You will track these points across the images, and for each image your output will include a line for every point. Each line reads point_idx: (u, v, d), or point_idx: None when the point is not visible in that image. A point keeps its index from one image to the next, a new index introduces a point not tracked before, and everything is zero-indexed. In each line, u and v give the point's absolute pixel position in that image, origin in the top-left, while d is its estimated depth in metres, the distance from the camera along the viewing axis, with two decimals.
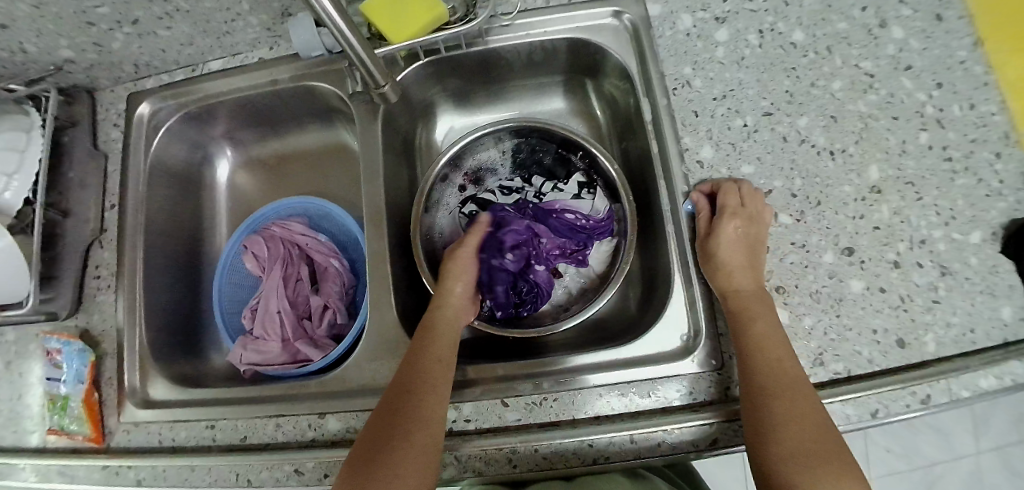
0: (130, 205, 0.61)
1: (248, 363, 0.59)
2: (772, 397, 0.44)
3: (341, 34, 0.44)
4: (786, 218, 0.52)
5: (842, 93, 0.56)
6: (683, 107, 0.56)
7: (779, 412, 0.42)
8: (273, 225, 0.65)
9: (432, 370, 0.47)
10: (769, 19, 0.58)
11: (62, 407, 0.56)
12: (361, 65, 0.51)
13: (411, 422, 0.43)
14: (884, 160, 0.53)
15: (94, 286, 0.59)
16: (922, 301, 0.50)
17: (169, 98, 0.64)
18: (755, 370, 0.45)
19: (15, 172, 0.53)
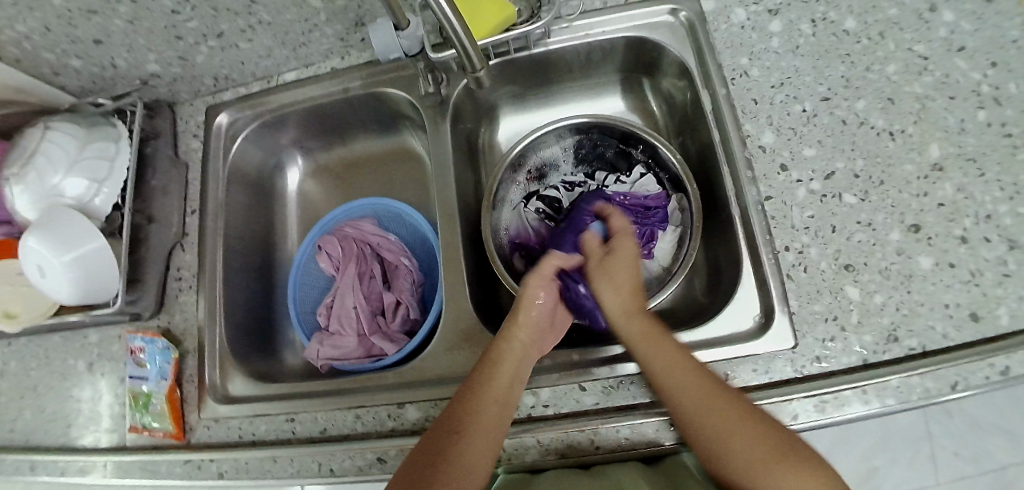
0: (210, 211, 0.65)
1: (324, 358, 0.61)
2: (711, 437, 0.43)
3: (444, 16, 0.43)
4: (850, 198, 0.53)
5: (898, 77, 0.56)
6: (742, 96, 0.57)
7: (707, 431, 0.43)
8: (345, 226, 0.68)
9: (480, 430, 0.45)
10: (820, 9, 0.60)
11: (144, 405, 0.57)
12: (459, 46, 0.49)
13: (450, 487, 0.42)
14: (944, 138, 0.54)
15: (176, 287, 0.63)
16: (992, 275, 0.49)
17: (245, 109, 0.67)
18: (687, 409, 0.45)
19: (105, 179, 0.55)
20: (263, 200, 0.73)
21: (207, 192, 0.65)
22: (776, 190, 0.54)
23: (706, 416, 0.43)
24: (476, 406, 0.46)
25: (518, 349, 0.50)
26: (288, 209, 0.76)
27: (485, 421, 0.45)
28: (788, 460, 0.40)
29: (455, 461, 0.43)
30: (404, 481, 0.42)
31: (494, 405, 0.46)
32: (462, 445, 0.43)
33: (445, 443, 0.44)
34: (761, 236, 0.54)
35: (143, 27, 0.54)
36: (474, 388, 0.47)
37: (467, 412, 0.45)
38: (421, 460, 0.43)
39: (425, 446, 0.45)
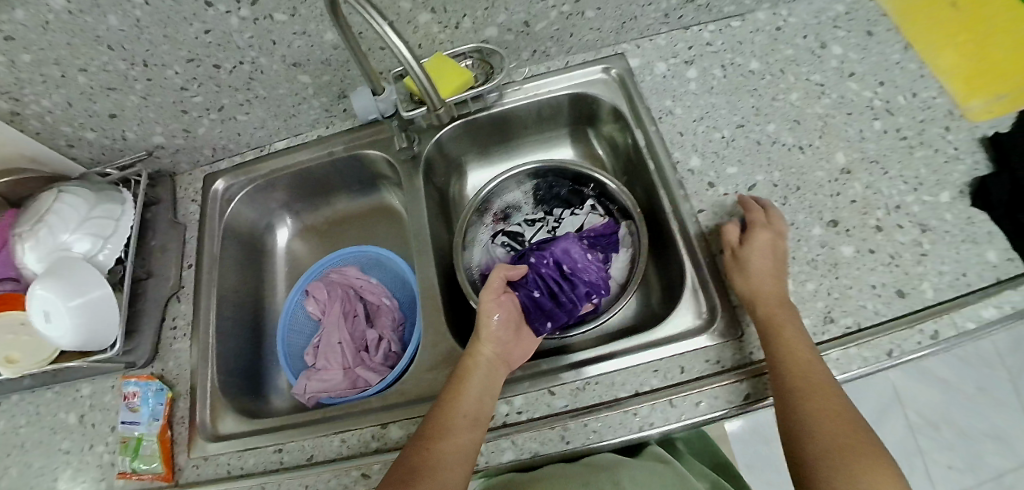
0: (206, 265, 0.71)
1: (311, 392, 0.65)
2: (811, 427, 0.43)
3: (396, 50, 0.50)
4: (772, 203, 0.61)
5: (800, 102, 0.66)
6: (670, 131, 0.67)
7: (805, 422, 0.43)
8: (332, 272, 0.74)
9: (456, 442, 0.48)
10: (728, 56, 0.71)
11: (135, 449, 0.59)
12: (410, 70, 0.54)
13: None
14: (847, 146, 0.63)
15: (170, 335, 0.67)
16: (911, 256, 0.56)
17: (241, 175, 0.76)
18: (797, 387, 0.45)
19: (110, 237, 0.62)
20: (256, 257, 0.80)
21: (202, 248, 0.72)
22: (707, 203, 0.62)
23: (803, 391, 0.45)
24: (453, 419, 0.49)
25: (488, 363, 0.54)
26: (278, 266, 0.82)
27: (460, 431, 0.49)
28: (854, 442, 0.42)
29: (434, 470, 0.46)
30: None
31: (466, 418, 0.50)
32: (441, 456, 0.47)
33: (423, 453, 0.47)
34: (699, 242, 0.60)
35: (155, 103, 0.63)
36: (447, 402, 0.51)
37: (442, 423, 0.49)
38: (402, 470, 0.46)
39: (404, 459, 0.48)
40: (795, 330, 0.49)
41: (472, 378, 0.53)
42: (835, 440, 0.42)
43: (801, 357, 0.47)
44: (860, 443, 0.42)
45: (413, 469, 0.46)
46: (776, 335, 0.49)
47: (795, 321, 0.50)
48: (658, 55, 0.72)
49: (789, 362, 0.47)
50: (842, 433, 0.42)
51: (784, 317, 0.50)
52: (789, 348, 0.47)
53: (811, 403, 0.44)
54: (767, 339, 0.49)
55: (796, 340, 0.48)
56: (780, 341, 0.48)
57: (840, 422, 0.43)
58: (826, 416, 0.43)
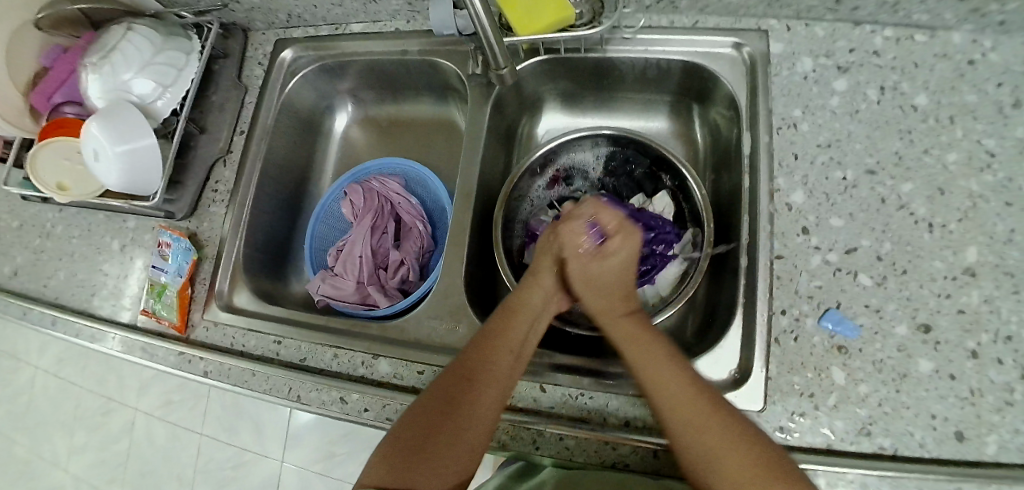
0: (257, 135, 0.69)
1: (321, 295, 0.63)
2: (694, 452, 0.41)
3: None
4: (865, 278, 0.52)
5: (955, 167, 0.53)
6: (783, 148, 0.55)
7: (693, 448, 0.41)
8: (373, 178, 0.69)
9: (487, 387, 0.46)
10: (894, 77, 0.56)
11: (159, 293, 0.63)
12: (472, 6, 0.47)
13: (458, 441, 0.43)
14: (985, 243, 0.51)
15: (209, 197, 0.68)
16: (993, 400, 0.48)
17: (310, 49, 0.71)
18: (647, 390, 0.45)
19: (170, 85, 0.62)
20: (309, 138, 0.77)
21: (257, 116, 0.69)
22: (789, 250, 0.53)
23: (671, 407, 0.43)
24: (479, 365, 0.47)
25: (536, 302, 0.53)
26: (332, 153, 0.80)
27: (490, 378, 0.46)
28: (740, 453, 0.39)
29: (464, 412, 0.44)
30: (408, 433, 0.44)
31: (494, 358, 0.47)
32: (471, 398, 0.45)
33: (455, 394, 0.45)
34: (762, 292, 0.53)
35: None
36: (483, 344, 0.48)
37: (473, 367, 0.47)
38: (428, 407, 0.45)
39: (428, 398, 0.46)
40: (658, 343, 0.48)
41: (513, 322, 0.51)
42: (734, 476, 0.39)
43: (660, 373, 0.45)
44: (750, 461, 0.39)
45: (445, 409, 0.44)
46: (641, 356, 0.47)
47: (652, 336, 0.48)
48: (808, 48, 0.58)
49: (647, 377, 0.45)
50: (744, 465, 0.39)
51: (621, 327, 0.51)
52: (652, 374, 0.45)
53: (686, 428, 0.42)
54: (628, 350, 0.49)
55: (652, 351, 0.47)
56: (648, 376, 0.45)
57: (745, 443, 0.40)
58: (710, 436, 0.41)
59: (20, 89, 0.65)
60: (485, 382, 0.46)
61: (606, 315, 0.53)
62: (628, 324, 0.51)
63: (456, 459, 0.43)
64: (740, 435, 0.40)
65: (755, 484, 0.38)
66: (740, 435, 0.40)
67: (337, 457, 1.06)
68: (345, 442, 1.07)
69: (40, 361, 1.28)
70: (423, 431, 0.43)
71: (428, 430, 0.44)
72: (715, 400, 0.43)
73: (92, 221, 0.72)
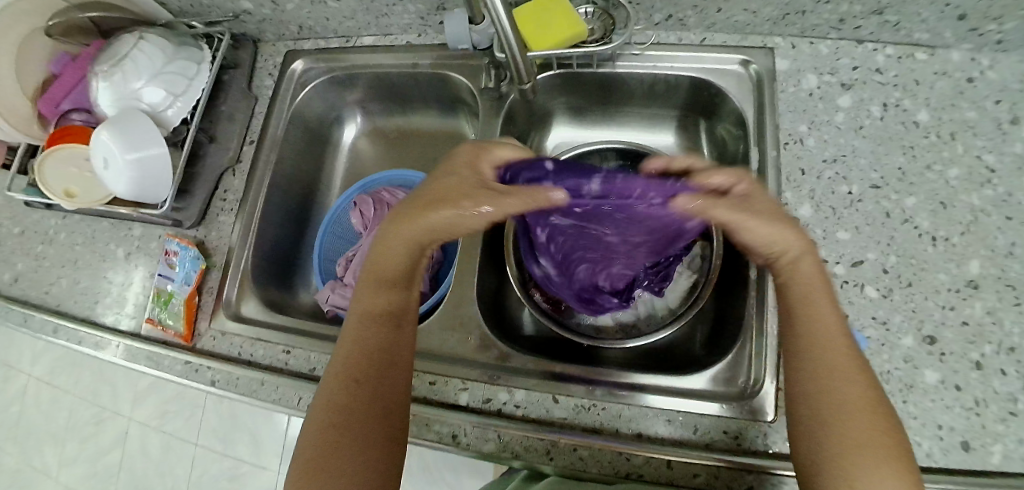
0: (267, 145, 0.69)
1: (332, 305, 0.64)
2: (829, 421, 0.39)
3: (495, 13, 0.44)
4: (872, 291, 0.53)
5: (957, 183, 0.55)
6: (791, 162, 0.56)
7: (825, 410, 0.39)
8: (383, 189, 0.69)
9: (393, 370, 0.45)
10: (896, 95, 0.58)
11: (165, 302, 0.62)
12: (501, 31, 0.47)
13: (361, 426, 0.42)
14: (987, 256, 0.53)
15: (219, 207, 0.68)
16: (997, 410, 0.49)
17: (320, 61, 0.71)
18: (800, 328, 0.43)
19: (180, 95, 0.62)
20: (317, 147, 0.77)
21: (267, 126, 0.70)
22: None
23: (819, 369, 0.41)
24: (385, 348, 0.45)
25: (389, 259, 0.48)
26: (339, 163, 0.80)
27: (377, 353, 0.45)
28: (864, 440, 0.37)
29: (371, 403, 0.43)
30: (324, 425, 0.42)
31: (390, 336, 0.46)
32: (378, 382, 0.44)
33: (361, 382, 0.44)
34: (772, 305, 0.53)
35: None
36: (375, 323, 0.46)
37: (371, 352, 0.45)
38: (341, 396, 0.43)
39: (341, 387, 0.44)
40: (826, 290, 0.43)
41: (372, 296, 0.48)
42: (873, 447, 0.37)
43: (830, 327, 0.42)
44: (887, 441, 0.37)
45: (359, 400, 0.43)
46: (801, 307, 0.43)
47: (826, 286, 0.43)
48: (812, 65, 0.60)
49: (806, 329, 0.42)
50: (879, 441, 0.37)
51: (806, 265, 0.43)
52: (811, 323, 0.42)
53: (816, 386, 0.40)
54: (794, 290, 0.44)
55: (824, 312, 0.43)
56: (809, 323, 0.43)
57: (877, 427, 0.38)
58: (863, 423, 0.38)
59: (30, 96, 0.65)
60: (379, 373, 0.44)
61: (775, 256, 0.44)
62: (806, 266, 0.43)
63: (370, 443, 0.42)
64: (874, 403, 0.39)
65: (853, 458, 0.37)
66: (866, 398, 0.39)
67: None
68: None
69: (34, 370, 1.26)
70: (339, 426, 0.42)
71: (342, 423, 0.42)
72: (856, 362, 0.41)
73: (98, 229, 0.71)
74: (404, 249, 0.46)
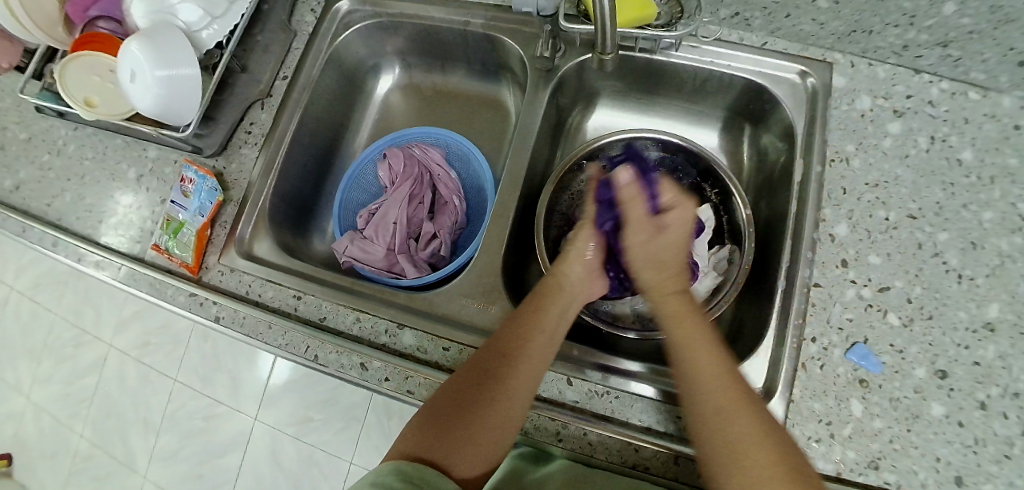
0: (301, 83, 0.66)
1: (349, 256, 0.61)
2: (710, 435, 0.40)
3: None
4: (893, 318, 0.53)
5: (990, 225, 0.55)
6: (834, 180, 0.56)
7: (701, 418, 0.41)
8: (415, 146, 0.67)
9: (526, 365, 0.44)
10: (945, 129, 0.58)
11: (175, 231, 0.61)
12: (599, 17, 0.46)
13: (494, 420, 0.42)
14: (1007, 301, 0.53)
15: (242, 139, 0.65)
16: (993, 450, 0.50)
17: (367, 4, 0.68)
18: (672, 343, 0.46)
19: (219, 17, 0.60)
20: (349, 94, 0.75)
21: (303, 63, 0.67)
22: (826, 280, 0.54)
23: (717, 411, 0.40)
24: (528, 346, 0.45)
25: (574, 287, 0.52)
26: (369, 115, 0.78)
27: (535, 357, 0.45)
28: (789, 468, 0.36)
29: (496, 392, 0.42)
30: (444, 400, 0.43)
31: (539, 343, 0.45)
32: (513, 377, 0.43)
33: (495, 370, 0.44)
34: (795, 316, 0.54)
35: None
36: (528, 318, 0.47)
37: (517, 342, 0.45)
38: (468, 380, 0.44)
39: (469, 368, 0.45)
40: (698, 322, 0.46)
41: (545, 312, 0.48)
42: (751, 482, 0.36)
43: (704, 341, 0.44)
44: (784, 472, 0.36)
45: (484, 381, 0.43)
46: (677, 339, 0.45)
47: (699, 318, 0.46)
48: (869, 87, 0.59)
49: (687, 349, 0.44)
50: (758, 467, 0.37)
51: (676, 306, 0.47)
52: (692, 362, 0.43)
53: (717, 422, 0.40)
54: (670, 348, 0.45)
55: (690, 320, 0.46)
56: (688, 364, 0.43)
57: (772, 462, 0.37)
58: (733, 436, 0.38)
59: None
60: (516, 374, 0.43)
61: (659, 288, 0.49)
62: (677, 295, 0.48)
63: (482, 442, 0.41)
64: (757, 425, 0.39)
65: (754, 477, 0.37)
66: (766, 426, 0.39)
67: (312, 422, 1.03)
68: (324, 407, 1.03)
69: (16, 283, 1.21)
70: (459, 406, 0.42)
71: (467, 401, 0.42)
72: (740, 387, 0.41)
73: (111, 146, 0.68)
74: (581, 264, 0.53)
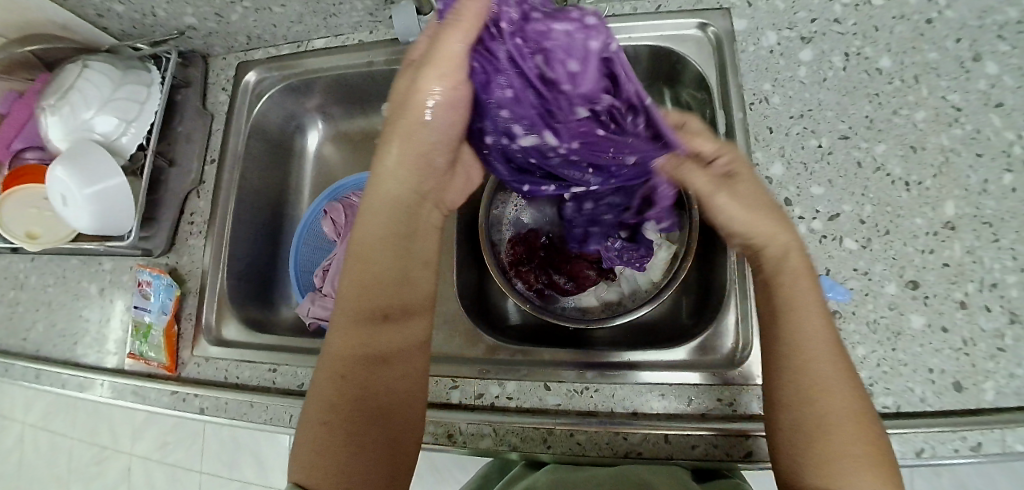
0: (229, 163, 0.68)
1: (313, 317, 0.62)
2: (826, 428, 0.36)
3: None
4: (851, 243, 0.52)
5: (925, 125, 0.54)
6: (758, 122, 0.56)
7: (825, 429, 0.36)
8: (353, 195, 0.68)
9: (396, 324, 0.42)
10: (856, 43, 0.58)
11: (145, 334, 0.63)
12: None
13: (394, 402, 0.41)
14: (962, 196, 0.52)
15: (187, 230, 0.67)
16: (985, 347, 0.49)
17: (274, 70, 0.70)
18: (796, 326, 0.39)
19: (134, 120, 0.61)
20: (281, 159, 0.76)
21: (226, 144, 0.68)
22: None
23: (818, 392, 0.37)
24: (379, 342, 0.41)
25: (397, 193, 0.43)
26: (306, 173, 0.79)
27: (402, 314, 0.43)
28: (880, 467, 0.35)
29: (384, 369, 0.41)
30: (332, 420, 0.38)
31: (391, 328, 0.42)
32: (384, 364, 0.41)
33: (364, 360, 0.40)
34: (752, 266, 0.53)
35: None
36: (364, 272, 0.42)
37: (370, 329, 0.41)
38: (338, 379, 0.39)
39: (337, 371, 0.40)
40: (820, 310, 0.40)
41: (384, 252, 0.43)
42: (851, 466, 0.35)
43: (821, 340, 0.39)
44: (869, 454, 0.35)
45: (355, 381, 0.40)
46: (796, 315, 0.40)
47: (813, 292, 0.41)
48: (770, 22, 0.59)
49: (805, 341, 0.39)
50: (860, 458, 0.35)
51: (803, 299, 0.40)
52: (801, 327, 0.39)
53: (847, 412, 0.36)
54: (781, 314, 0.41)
55: (808, 311, 0.40)
56: (802, 337, 0.39)
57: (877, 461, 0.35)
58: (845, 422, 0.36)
59: None
60: (391, 344, 0.42)
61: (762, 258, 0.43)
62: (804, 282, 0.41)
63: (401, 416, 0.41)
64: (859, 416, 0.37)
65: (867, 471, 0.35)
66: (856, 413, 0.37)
67: None
68: None
69: (31, 418, 1.23)
70: (357, 412, 0.39)
71: (352, 400, 0.39)
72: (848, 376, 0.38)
73: (68, 268, 0.70)
74: (400, 180, 0.43)
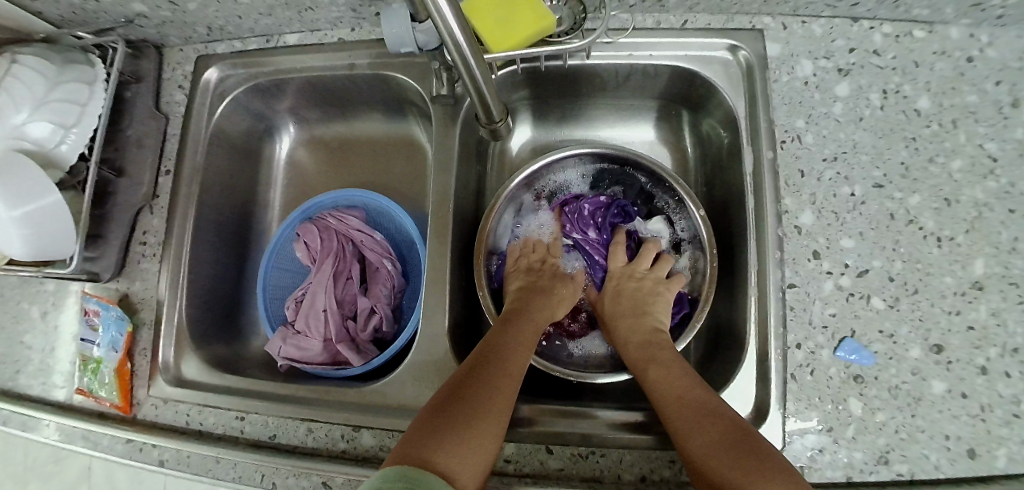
0: (187, 175, 0.59)
1: (285, 357, 0.56)
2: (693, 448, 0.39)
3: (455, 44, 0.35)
4: (877, 302, 0.49)
5: (960, 175, 0.51)
6: (789, 164, 0.52)
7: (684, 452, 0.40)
8: (329, 215, 0.61)
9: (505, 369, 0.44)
10: (895, 79, 0.53)
11: (94, 371, 0.56)
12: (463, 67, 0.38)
13: (486, 420, 0.39)
14: (991, 254, 0.50)
15: (140, 251, 0.59)
16: (1002, 414, 0.47)
17: (240, 66, 0.61)
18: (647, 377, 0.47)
19: (74, 125, 0.51)
20: (250, 167, 0.68)
21: (184, 153, 0.59)
22: (801, 276, 0.50)
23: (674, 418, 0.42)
24: (490, 372, 0.43)
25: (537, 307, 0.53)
26: (278, 180, 0.71)
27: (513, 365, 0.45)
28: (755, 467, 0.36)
29: (486, 389, 0.41)
30: (430, 416, 0.39)
31: (506, 369, 0.44)
32: (488, 386, 0.42)
33: (471, 377, 0.43)
34: (775, 325, 0.50)
35: None
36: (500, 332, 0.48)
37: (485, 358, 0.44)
38: (448, 390, 0.41)
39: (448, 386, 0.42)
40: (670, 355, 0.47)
41: (523, 326, 0.50)
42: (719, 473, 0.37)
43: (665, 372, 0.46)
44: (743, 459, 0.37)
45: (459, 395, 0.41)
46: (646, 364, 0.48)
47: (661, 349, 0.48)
48: (806, 49, 0.54)
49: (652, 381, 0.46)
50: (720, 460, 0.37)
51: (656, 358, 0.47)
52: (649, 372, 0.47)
53: (683, 423, 0.41)
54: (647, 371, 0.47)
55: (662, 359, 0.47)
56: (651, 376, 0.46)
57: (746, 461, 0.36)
58: (700, 438, 0.39)
59: None
60: (497, 379, 0.43)
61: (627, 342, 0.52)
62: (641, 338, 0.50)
63: (483, 440, 0.38)
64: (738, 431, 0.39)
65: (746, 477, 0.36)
66: (728, 429, 0.39)
67: None
68: None
69: None
70: (446, 412, 0.39)
71: (448, 406, 0.39)
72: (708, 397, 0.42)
73: (4, 287, 0.61)
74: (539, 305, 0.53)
